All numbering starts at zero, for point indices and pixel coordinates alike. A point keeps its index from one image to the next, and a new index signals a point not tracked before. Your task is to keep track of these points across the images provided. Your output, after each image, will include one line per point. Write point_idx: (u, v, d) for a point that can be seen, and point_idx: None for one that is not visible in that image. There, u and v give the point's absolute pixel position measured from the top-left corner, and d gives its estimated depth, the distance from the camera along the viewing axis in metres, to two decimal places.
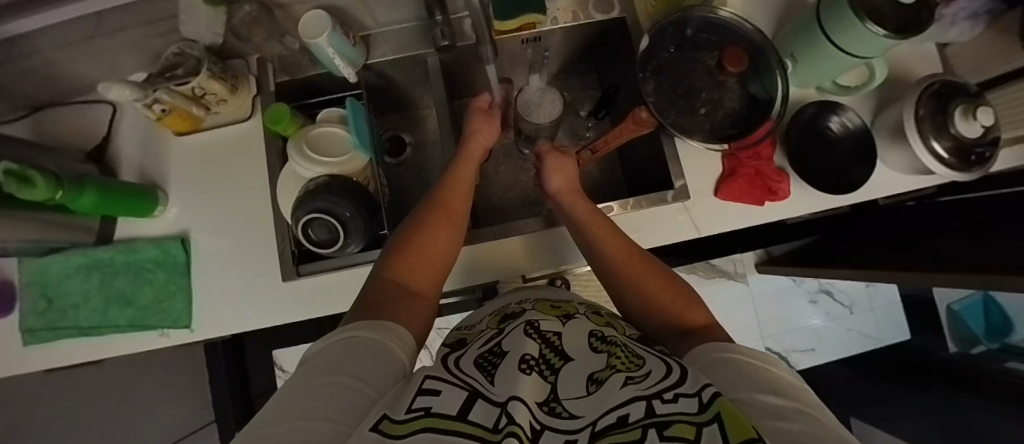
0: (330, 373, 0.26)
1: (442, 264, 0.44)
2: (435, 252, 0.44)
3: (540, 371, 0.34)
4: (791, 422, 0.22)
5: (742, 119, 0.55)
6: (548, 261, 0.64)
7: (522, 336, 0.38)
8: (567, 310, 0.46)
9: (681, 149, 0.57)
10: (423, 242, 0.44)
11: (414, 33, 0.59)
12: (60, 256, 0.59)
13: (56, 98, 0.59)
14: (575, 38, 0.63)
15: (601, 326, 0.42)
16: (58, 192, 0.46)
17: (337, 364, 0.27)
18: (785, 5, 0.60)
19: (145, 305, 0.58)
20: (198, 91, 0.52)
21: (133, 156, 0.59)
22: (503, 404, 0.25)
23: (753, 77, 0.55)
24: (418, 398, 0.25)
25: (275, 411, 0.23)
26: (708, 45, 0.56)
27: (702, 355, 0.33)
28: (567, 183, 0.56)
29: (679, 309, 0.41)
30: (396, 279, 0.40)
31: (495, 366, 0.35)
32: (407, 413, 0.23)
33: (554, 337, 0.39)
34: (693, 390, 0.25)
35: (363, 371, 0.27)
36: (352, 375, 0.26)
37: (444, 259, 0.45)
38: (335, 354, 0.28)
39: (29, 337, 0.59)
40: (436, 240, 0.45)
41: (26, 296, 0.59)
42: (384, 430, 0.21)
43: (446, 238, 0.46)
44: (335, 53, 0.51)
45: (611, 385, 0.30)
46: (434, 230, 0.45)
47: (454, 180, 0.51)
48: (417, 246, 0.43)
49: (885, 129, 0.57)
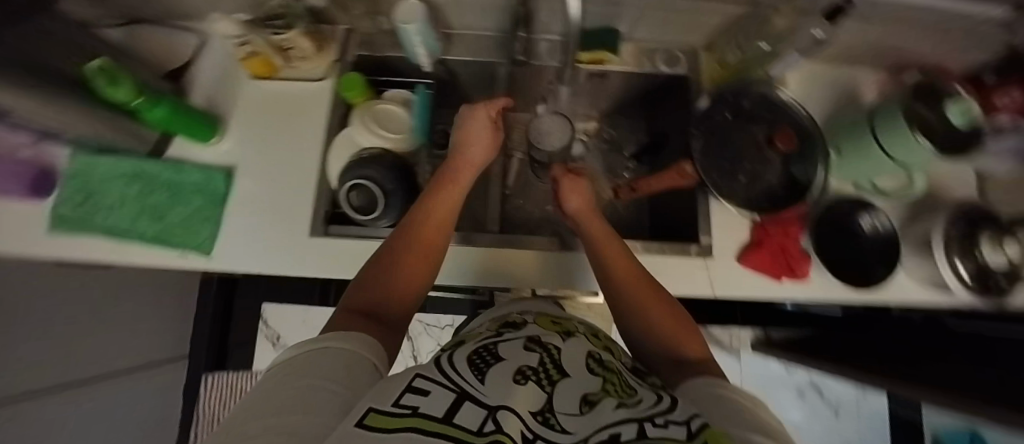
0: (305, 377, 0.25)
1: (416, 279, 0.43)
2: (406, 274, 0.42)
3: (537, 380, 0.34)
4: None
5: (778, 197, 0.58)
6: (558, 281, 0.65)
7: (522, 349, 0.39)
8: (566, 327, 0.47)
9: (714, 209, 0.59)
10: (399, 259, 0.42)
11: (493, 42, 0.63)
12: (109, 158, 0.62)
13: (156, 18, 0.63)
14: (637, 84, 0.66)
15: (598, 349, 0.42)
16: (137, 99, 0.49)
17: (312, 368, 0.26)
18: (841, 102, 0.63)
19: (175, 224, 0.60)
20: (286, 44, 0.56)
21: (206, 85, 0.63)
22: (491, 410, 0.27)
23: (798, 159, 0.57)
24: (405, 396, 0.26)
25: (245, 419, 0.22)
26: (761, 119, 0.59)
27: (698, 386, 0.34)
28: (585, 204, 0.57)
29: (679, 338, 0.43)
30: (368, 298, 0.38)
31: (487, 367, 0.35)
32: (394, 409, 0.23)
33: (554, 352, 0.39)
34: (682, 418, 0.26)
35: (339, 375, 0.26)
36: (329, 378, 0.25)
37: (417, 277, 0.43)
38: (308, 359, 0.27)
39: (56, 223, 0.61)
40: (412, 257, 0.43)
41: (66, 185, 0.62)
42: (370, 426, 0.21)
43: (427, 256, 0.44)
44: (420, 40, 0.55)
45: (602, 408, 0.30)
46: (413, 246, 0.44)
47: (448, 181, 0.51)
48: (394, 257, 0.43)
49: (912, 238, 0.59)
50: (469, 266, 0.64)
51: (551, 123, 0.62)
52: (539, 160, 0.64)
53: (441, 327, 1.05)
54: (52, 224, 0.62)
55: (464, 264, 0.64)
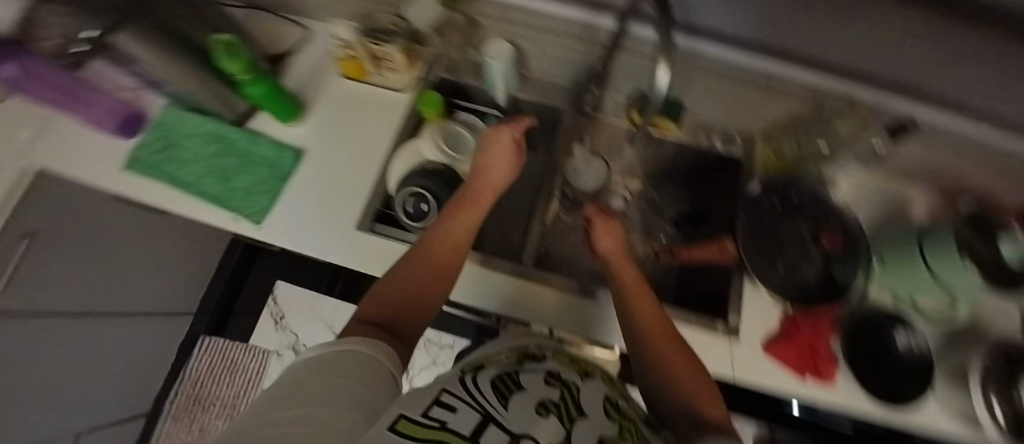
0: (334, 375, 0.25)
1: (429, 293, 0.42)
2: (417, 287, 0.41)
3: (558, 415, 0.34)
4: None
5: (814, 294, 0.57)
6: (580, 327, 0.63)
7: (543, 382, 0.39)
8: (585, 368, 0.47)
9: (747, 291, 0.59)
10: (412, 273, 0.42)
11: (562, 90, 0.68)
12: (199, 117, 0.70)
13: (277, 9, 0.72)
14: (689, 155, 0.70)
15: (615, 395, 0.42)
16: (244, 74, 0.55)
17: (340, 368, 0.26)
18: (891, 215, 0.64)
19: (237, 188, 0.64)
20: (381, 54, 0.60)
21: (300, 72, 0.69)
22: (514, 438, 0.27)
23: (841, 263, 0.57)
24: (434, 409, 0.26)
25: (273, 406, 0.22)
26: (808, 214, 0.60)
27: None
28: (616, 246, 0.59)
29: (694, 387, 0.42)
30: (379, 307, 0.37)
31: (509, 395, 0.35)
32: (421, 420, 0.24)
33: (574, 390, 0.39)
34: None
35: (366, 379, 0.26)
36: (357, 380, 0.26)
37: (430, 292, 0.42)
38: (336, 358, 0.27)
39: (132, 163, 0.67)
40: (425, 273, 0.43)
41: (153, 133, 0.69)
42: (400, 432, 0.21)
43: (441, 273, 0.44)
44: (500, 76, 0.60)
45: None
46: (429, 260, 0.44)
47: (472, 198, 0.52)
48: (410, 268, 0.43)
49: (945, 363, 0.57)
50: (493, 293, 0.63)
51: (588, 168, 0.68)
52: (572, 198, 0.68)
53: (440, 344, 1.07)
54: (128, 163, 0.67)
55: (489, 291, 0.63)
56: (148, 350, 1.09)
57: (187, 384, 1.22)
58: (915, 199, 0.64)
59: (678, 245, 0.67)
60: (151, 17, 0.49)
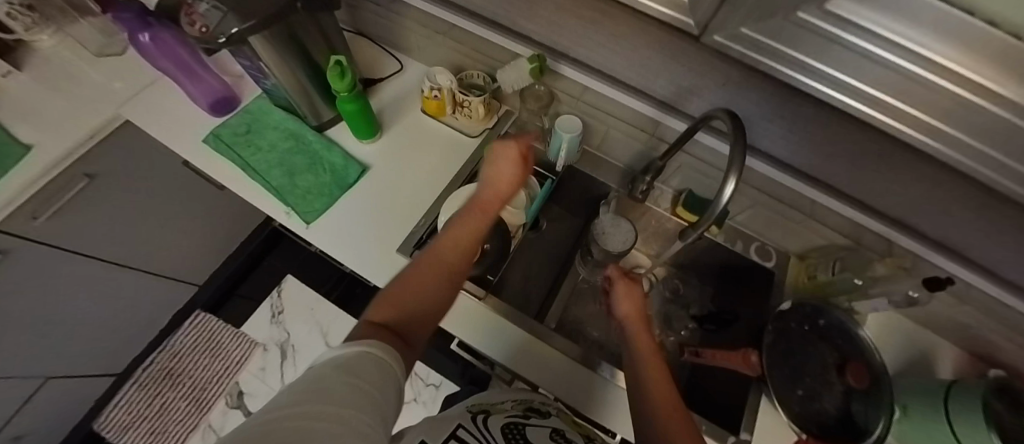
0: (349, 380, 0.25)
1: (436, 288, 0.43)
2: (423, 288, 0.42)
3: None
4: None
5: (831, 428, 0.56)
6: (582, 401, 0.58)
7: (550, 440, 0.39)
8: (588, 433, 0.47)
9: (765, 410, 0.58)
10: (417, 274, 0.42)
11: (616, 170, 0.73)
12: (285, 115, 0.76)
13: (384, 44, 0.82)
14: (722, 258, 0.72)
15: None
16: (345, 92, 0.62)
17: (356, 374, 0.26)
18: (919, 367, 0.63)
19: (299, 186, 0.69)
20: (465, 103, 0.69)
21: (387, 98, 0.77)
22: None
23: (861, 400, 0.57)
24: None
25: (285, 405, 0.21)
26: (832, 345, 0.61)
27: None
28: (638, 313, 0.55)
29: None
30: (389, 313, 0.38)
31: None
32: None
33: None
34: None
35: (378, 393, 0.26)
36: (370, 391, 0.25)
37: (436, 289, 0.43)
38: (352, 361, 0.27)
39: (211, 138, 0.73)
40: (431, 274, 0.43)
41: (239, 117, 0.76)
42: None
43: (448, 269, 0.45)
44: (565, 147, 0.66)
45: None
46: (438, 262, 0.44)
47: (476, 210, 0.50)
48: (413, 277, 0.42)
49: None
50: (504, 346, 0.61)
51: (618, 228, 0.66)
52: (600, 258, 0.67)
53: (426, 382, 1.01)
54: (208, 137, 0.73)
55: (504, 344, 0.61)
56: (147, 312, 1.08)
57: (164, 355, 1.15)
58: (945, 357, 0.64)
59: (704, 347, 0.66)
60: (282, 27, 0.56)
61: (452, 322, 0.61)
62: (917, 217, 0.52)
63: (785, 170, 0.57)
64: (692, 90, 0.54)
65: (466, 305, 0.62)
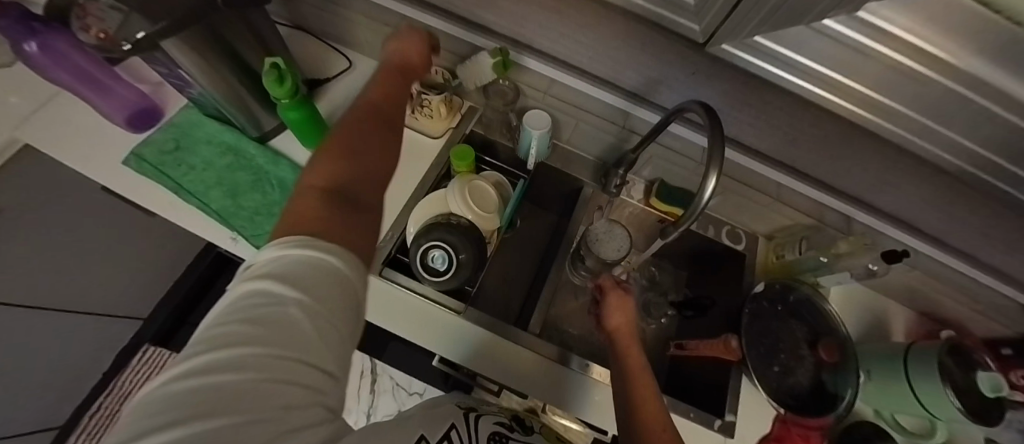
0: (315, 312, 0.24)
1: (368, 168, 0.39)
2: (349, 159, 0.38)
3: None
4: None
5: (805, 399, 0.60)
6: (562, 402, 0.58)
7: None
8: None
9: (745, 389, 0.60)
10: (339, 149, 0.38)
11: (586, 163, 0.71)
12: (219, 127, 0.68)
13: (326, 40, 0.75)
14: (694, 243, 0.73)
15: None
16: (286, 99, 0.56)
17: (322, 301, 0.24)
18: (876, 333, 0.67)
19: (244, 206, 0.62)
20: (424, 102, 0.64)
21: (336, 100, 0.71)
22: None
23: (830, 370, 0.61)
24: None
25: (243, 342, 0.20)
26: (799, 319, 0.64)
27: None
28: (626, 324, 0.56)
29: None
30: (321, 191, 0.34)
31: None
32: None
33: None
34: None
35: (340, 324, 0.26)
36: (334, 327, 0.25)
37: (370, 167, 0.39)
38: (320, 281, 0.25)
39: (133, 159, 0.63)
40: (358, 148, 0.39)
41: (164, 132, 0.67)
42: None
43: (375, 148, 0.40)
44: (535, 144, 0.63)
45: None
46: (355, 133, 0.40)
47: (383, 89, 0.48)
48: (337, 156, 0.37)
49: None
50: (486, 358, 0.58)
51: (614, 237, 0.66)
52: (591, 266, 0.67)
53: (408, 391, 0.86)
54: (129, 159, 0.64)
55: (487, 354, 0.58)
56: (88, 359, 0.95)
57: None
58: (896, 320, 0.68)
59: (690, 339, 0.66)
60: (207, 29, 0.49)
61: (428, 340, 0.57)
62: (871, 193, 0.55)
63: (754, 157, 0.57)
64: (660, 81, 0.53)
65: (443, 319, 0.59)
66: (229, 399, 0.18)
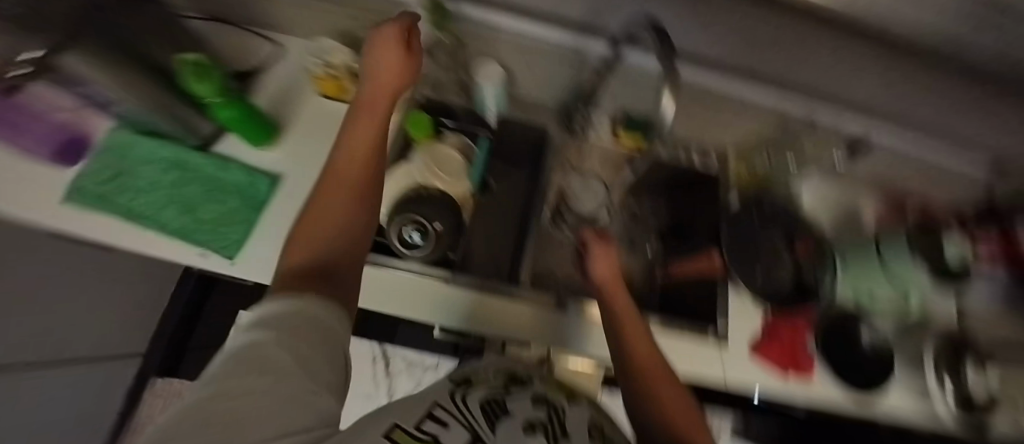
0: (298, 333, 0.20)
1: (361, 197, 0.34)
2: (343, 188, 0.34)
3: (546, 434, 0.30)
4: None
5: (790, 297, 0.62)
6: (561, 345, 0.61)
7: (530, 403, 0.34)
8: (572, 391, 0.41)
9: (734, 298, 0.63)
10: (339, 177, 0.35)
11: (550, 111, 0.71)
12: (158, 144, 0.63)
13: (244, 25, 0.68)
14: (665, 168, 0.71)
15: (602, 420, 0.38)
16: (215, 95, 0.51)
17: (306, 327, 0.21)
18: (849, 221, 0.69)
19: (202, 220, 0.59)
20: None
21: (272, 91, 0.66)
22: None
23: (810, 269, 0.63)
24: (426, 422, 0.23)
25: (222, 382, 0.16)
26: (778, 222, 0.66)
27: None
28: (610, 274, 0.56)
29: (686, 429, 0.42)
30: (323, 222, 0.31)
31: (499, 421, 0.29)
32: (419, 431, 0.21)
33: (562, 413, 0.34)
34: None
35: (333, 349, 0.21)
36: (325, 350, 0.20)
37: (366, 194, 0.35)
38: (304, 325, 0.21)
39: (72, 196, 0.59)
40: (359, 178, 0.35)
41: (98, 161, 0.62)
42: (396, 440, 0.19)
43: (372, 173, 0.36)
44: (491, 97, 0.61)
45: None
46: (354, 153, 0.36)
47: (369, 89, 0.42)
48: (331, 185, 0.34)
49: (904, 351, 0.63)
50: (474, 320, 0.58)
51: (587, 193, 0.68)
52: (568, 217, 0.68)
53: (423, 368, 0.90)
54: (67, 196, 0.59)
55: (482, 316, 0.59)
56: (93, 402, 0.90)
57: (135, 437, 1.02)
58: (866, 208, 0.71)
59: (673, 256, 0.65)
60: (103, 33, 0.43)
61: (423, 315, 0.57)
62: None
63: (708, 72, 0.60)
64: None
65: (428, 290, 0.58)
66: (213, 415, 0.14)
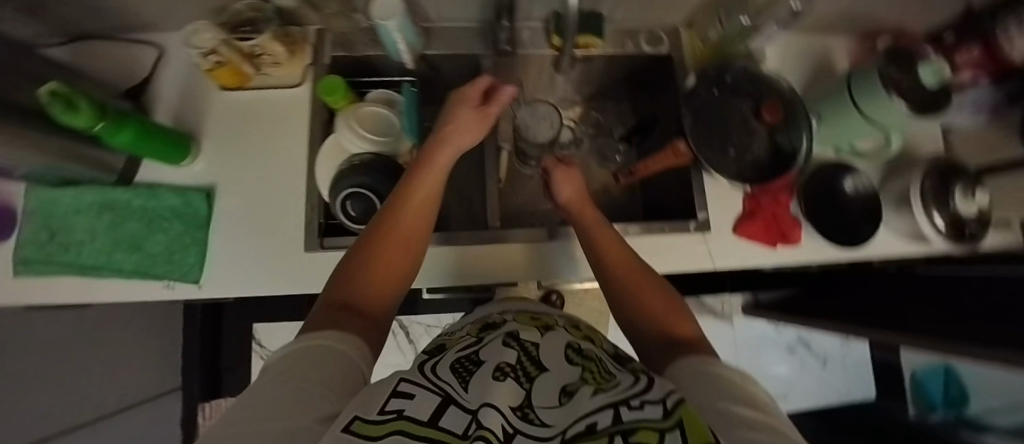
0: (300, 370, 0.27)
1: (408, 261, 0.43)
2: (399, 248, 0.42)
3: (514, 377, 0.30)
4: (758, 432, 0.25)
5: (766, 167, 0.60)
6: (549, 273, 0.63)
7: (498, 347, 0.35)
8: (546, 321, 0.43)
9: (711, 185, 0.60)
10: (402, 234, 0.43)
11: (471, 31, 0.62)
12: (74, 190, 0.56)
13: (110, 34, 0.59)
14: (618, 66, 0.67)
15: (579, 340, 0.39)
16: (100, 122, 0.45)
17: (307, 363, 0.28)
18: (818, 72, 0.65)
19: (154, 253, 0.56)
20: (256, 50, 0.53)
21: (172, 101, 0.59)
22: (475, 411, 0.24)
23: (783, 130, 0.59)
24: (392, 398, 0.24)
25: (267, 384, 0.25)
26: (745, 92, 0.61)
27: (687, 365, 0.35)
28: (576, 192, 0.57)
29: (670, 320, 0.43)
30: (377, 268, 0.40)
31: (471, 374, 0.30)
32: (381, 414, 0.22)
33: (532, 348, 0.35)
34: (659, 396, 0.26)
35: (333, 371, 0.27)
36: (325, 373, 0.27)
37: (408, 260, 0.43)
38: (305, 363, 0.28)
39: (21, 267, 0.55)
40: (410, 246, 0.43)
41: (27, 225, 0.56)
42: (358, 431, 0.20)
43: (416, 240, 0.44)
44: (400, 37, 0.52)
45: (583, 396, 0.27)
46: (410, 210, 0.45)
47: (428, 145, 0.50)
48: (390, 238, 0.42)
49: (890, 194, 0.60)
50: (461, 273, 0.61)
51: (540, 114, 0.64)
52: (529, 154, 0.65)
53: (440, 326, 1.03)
54: (16, 269, 0.55)
55: (467, 268, 0.62)
56: (166, 430, 0.99)
57: None
58: (837, 52, 0.65)
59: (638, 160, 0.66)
60: None
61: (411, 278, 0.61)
62: None
63: None
64: None
65: None
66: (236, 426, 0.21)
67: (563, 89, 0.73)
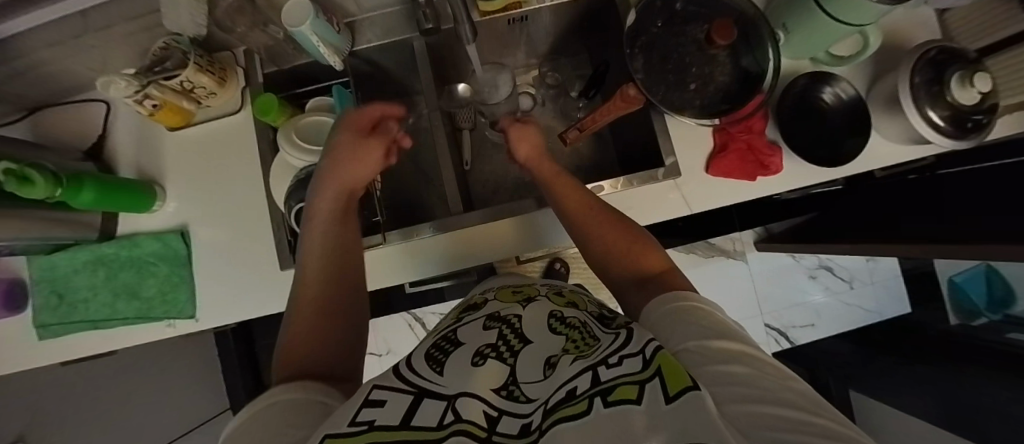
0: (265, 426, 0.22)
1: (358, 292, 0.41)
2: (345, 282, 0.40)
3: (498, 356, 0.27)
4: (737, 365, 0.22)
5: (733, 93, 0.55)
6: (534, 243, 0.62)
7: (479, 328, 0.30)
8: (528, 292, 0.37)
9: (673, 125, 0.57)
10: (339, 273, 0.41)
11: (396, 15, 0.59)
12: (67, 253, 0.60)
13: (53, 99, 0.60)
14: (562, 15, 0.63)
15: (560, 307, 0.33)
16: (57, 189, 0.47)
17: (271, 421, 0.23)
18: None
19: (150, 297, 0.59)
20: (186, 85, 0.53)
21: (130, 151, 0.61)
22: (452, 398, 0.22)
23: (744, 51, 0.54)
24: (364, 407, 0.20)
25: None
26: (697, 18, 0.56)
27: (659, 305, 0.32)
28: (534, 150, 0.55)
29: (639, 256, 0.42)
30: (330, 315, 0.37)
31: (449, 357, 0.27)
32: (351, 427, 0.18)
33: (514, 320, 0.31)
34: (637, 348, 0.22)
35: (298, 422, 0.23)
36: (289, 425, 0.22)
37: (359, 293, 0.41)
38: (264, 421, 0.23)
39: (44, 331, 0.59)
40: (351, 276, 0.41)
41: (36, 293, 0.60)
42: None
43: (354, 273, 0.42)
44: (318, 39, 0.50)
45: (564, 366, 0.24)
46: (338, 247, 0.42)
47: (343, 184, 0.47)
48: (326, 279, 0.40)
49: (880, 97, 0.55)
50: (439, 255, 0.61)
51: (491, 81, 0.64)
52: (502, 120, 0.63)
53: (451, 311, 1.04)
54: (40, 333, 0.60)
55: (446, 255, 0.62)
56: None
57: None
58: None
59: (591, 112, 0.61)
60: None
61: (405, 270, 0.62)
62: None
63: None
64: None
65: (390, 252, 0.61)
66: None
67: (509, 53, 0.69)
